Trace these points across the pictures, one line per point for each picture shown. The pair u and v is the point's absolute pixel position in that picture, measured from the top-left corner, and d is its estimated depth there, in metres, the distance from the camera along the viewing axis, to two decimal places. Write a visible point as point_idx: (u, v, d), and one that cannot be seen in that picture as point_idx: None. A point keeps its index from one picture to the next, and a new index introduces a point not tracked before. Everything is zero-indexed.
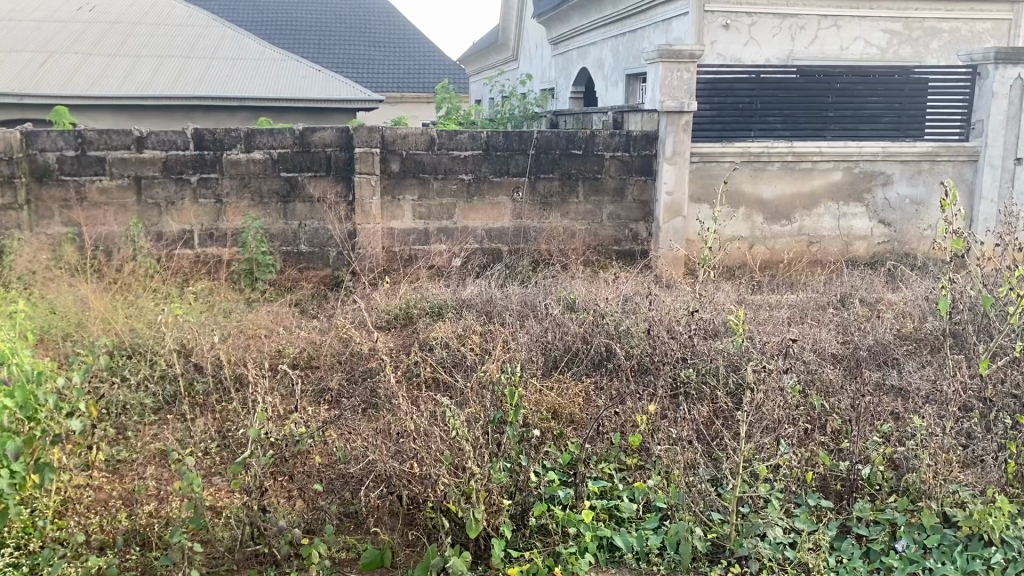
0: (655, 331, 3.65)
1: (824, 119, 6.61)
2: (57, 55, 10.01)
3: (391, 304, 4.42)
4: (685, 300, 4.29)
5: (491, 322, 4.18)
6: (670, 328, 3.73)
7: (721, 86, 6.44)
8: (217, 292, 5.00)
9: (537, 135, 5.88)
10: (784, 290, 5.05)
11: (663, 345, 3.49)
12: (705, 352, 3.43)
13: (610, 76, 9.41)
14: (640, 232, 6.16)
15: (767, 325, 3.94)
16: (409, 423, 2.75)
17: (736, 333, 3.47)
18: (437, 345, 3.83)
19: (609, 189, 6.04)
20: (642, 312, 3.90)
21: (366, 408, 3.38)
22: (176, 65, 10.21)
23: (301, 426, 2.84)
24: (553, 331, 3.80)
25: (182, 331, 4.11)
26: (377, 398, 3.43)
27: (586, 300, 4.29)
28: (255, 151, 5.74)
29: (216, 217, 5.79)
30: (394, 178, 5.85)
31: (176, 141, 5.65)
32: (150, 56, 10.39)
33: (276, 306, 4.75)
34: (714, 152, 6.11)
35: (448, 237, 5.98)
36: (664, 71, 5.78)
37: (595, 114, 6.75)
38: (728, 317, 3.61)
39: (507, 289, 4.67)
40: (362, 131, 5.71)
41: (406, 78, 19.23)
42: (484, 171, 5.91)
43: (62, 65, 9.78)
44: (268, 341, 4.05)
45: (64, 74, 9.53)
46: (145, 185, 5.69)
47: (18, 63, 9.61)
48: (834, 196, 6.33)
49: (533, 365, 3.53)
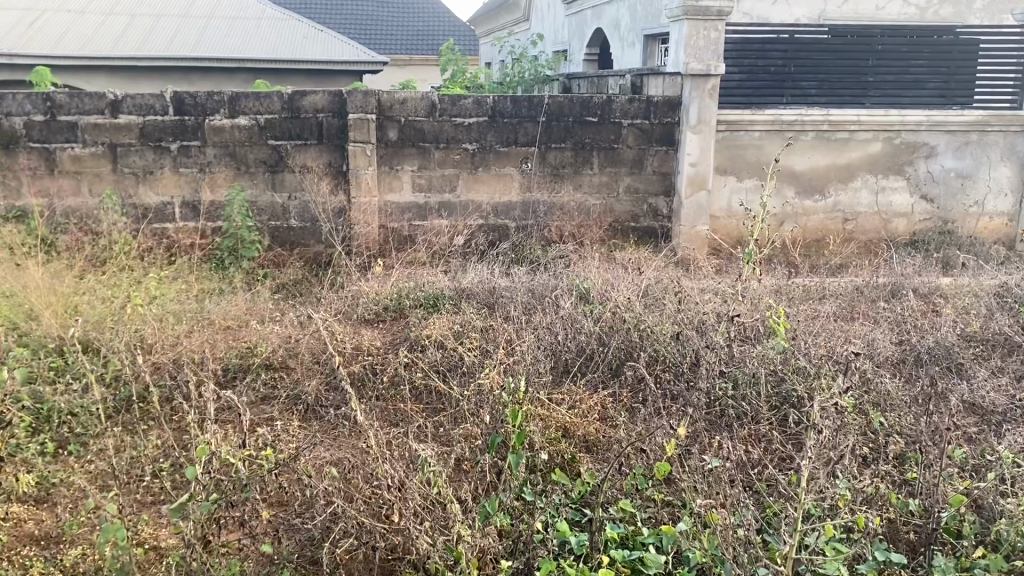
0: (684, 333, 3.14)
1: (864, 84, 5.96)
2: (48, 13, 9.46)
3: (381, 292, 3.91)
4: (716, 296, 3.77)
5: (495, 315, 3.68)
6: (702, 330, 3.21)
7: (751, 47, 5.85)
8: (193, 283, 4.52)
9: (549, 100, 5.31)
10: (826, 278, 4.52)
11: (695, 351, 2.99)
12: (744, 361, 2.94)
13: (627, 37, 8.80)
14: (660, 208, 5.61)
15: (812, 326, 3.42)
16: (385, 465, 2.26)
17: (778, 334, 3.05)
18: (430, 344, 3.32)
19: (626, 160, 5.49)
20: (667, 311, 3.39)
21: (345, 427, 2.90)
22: (174, 24, 9.64)
23: (257, 461, 2.36)
24: (562, 331, 3.29)
25: (147, 323, 3.62)
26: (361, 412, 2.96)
27: (602, 290, 3.80)
28: (240, 117, 5.21)
29: (198, 188, 5.29)
30: (392, 148, 5.31)
31: (154, 105, 5.12)
32: (146, 14, 9.85)
33: (257, 295, 4.26)
34: (743, 120, 5.52)
35: (450, 213, 5.46)
36: (689, 29, 5.18)
37: (612, 78, 6.24)
38: (768, 314, 3.10)
39: (515, 277, 4.16)
40: (356, 96, 5.16)
41: (415, 40, 18.54)
42: (490, 140, 5.36)
43: (53, 24, 9.21)
44: (239, 337, 3.56)
45: (56, 34, 8.97)
46: (121, 154, 5.17)
47: (5, 21, 9.08)
48: (873, 168, 5.75)
49: (538, 370, 3.03)
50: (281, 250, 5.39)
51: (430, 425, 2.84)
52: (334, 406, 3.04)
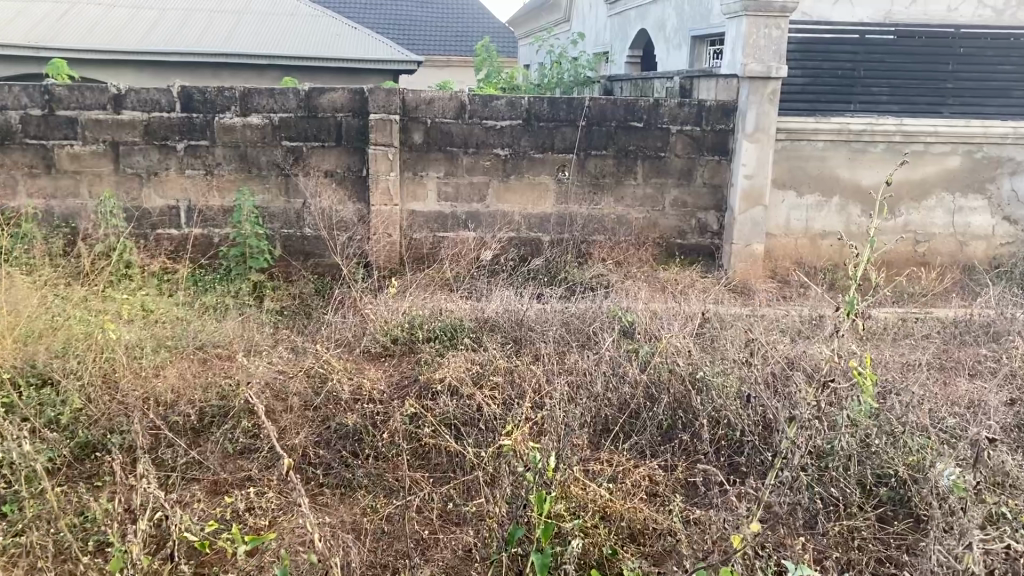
0: (756, 393, 2.57)
1: (943, 92, 5.26)
2: (79, 5, 9.12)
3: (391, 319, 3.37)
4: (785, 340, 3.20)
5: (521, 352, 3.14)
6: (771, 389, 2.65)
7: (817, 49, 5.36)
8: (189, 306, 4.05)
9: (590, 103, 4.76)
10: (909, 311, 3.91)
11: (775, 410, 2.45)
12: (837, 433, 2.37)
13: (673, 38, 8.22)
14: (710, 224, 5.03)
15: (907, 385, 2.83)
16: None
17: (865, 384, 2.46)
18: (442, 392, 2.78)
19: (674, 170, 4.92)
20: (729, 362, 2.83)
21: (346, 497, 2.46)
22: (206, 20, 9.24)
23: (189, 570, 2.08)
24: (601, 384, 2.73)
25: (126, 354, 3.15)
26: (366, 483, 2.50)
27: (648, 327, 3.24)
28: (252, 115, 4.72)
29: (207, 192, 4.81)
30: (416, 152, 4.79)
31: (160, 101, 4.66)
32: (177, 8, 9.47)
33: (256, 322, 3.78)
34: (807, 129, 4.91)
35: (478, 224, 4.92)
36: (748, 27, 4.59)
37: (658, 81, 5.73)
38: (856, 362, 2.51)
39: (548, 306, 3.62)
40: (379, 94, 4.64)
41: (453, 41, 18.06)
42: (524, 145, 4.82)
43: (82, 17, 8.86)
44: (222, 373, 3.06)
45: (83, 27, 8.60)
46: (123, 153, 4.71)
47: (32, 13, 8.75)
48: (950, 186, 5.12)
49: (576, 436, 2.48)
50: (293, 262, 4.91)
51: (438, 505, 2.37)
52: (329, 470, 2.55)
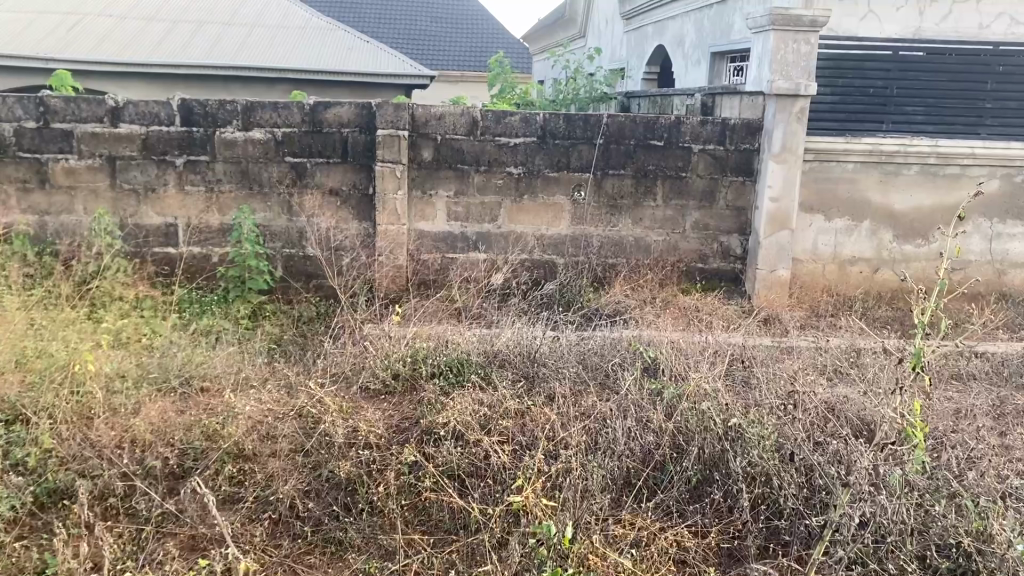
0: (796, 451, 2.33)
1: (980, 111, 4.97)
2: (90, 17, 8.96)
3: (393, 351, 3.11)
4: (824, 382, 2.91)
5: (533, 390, 2.87)
6: (810, 444, 2.38)
7: (848, 64, 5.00)
8: (181, 332, 3.81)
9: (608, 119, 4.50)
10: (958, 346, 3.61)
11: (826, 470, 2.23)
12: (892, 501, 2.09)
13: (692, 54, 7.97)
14: (733, 248, 4.75)
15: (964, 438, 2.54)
16: None
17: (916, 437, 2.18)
18: (445, 438, 2.52)
19: (696, 191, 4.65)
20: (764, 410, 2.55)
21: (338, 563, 2.22)
22: (217, 33, 9.06)
23: None
24: (621, 432, 2.47)
25: (108, 388, 2.89)
26: (363, 545, 2.26)
27: (673, 364, 2.96)
28: (255, 130, 4.48)
29: (206, 209, 4.58)
30: (425, 169, 4.54)
31: (159, 114, 4.43)
32: (189, 21, 9.30)
33: (249, 351, 3.52)
34: (836, 149, 4.63)
35: (489, 246, 4.66)
36: (776, 41, 4.34)
37: (678, 98, 5.49)
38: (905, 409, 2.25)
39: (563, 337, 3.34)
40: (387, 109, 4.40)
41: (467, 56, 17.89)
42: (538, 164, 4.56)
43: (93, 29, 8.69)
44: (206, 411, 2.77)
45: (93, 39, 8.43)
46: (120, 167, 4.48)
47: (43, 25, 8.60)
48: (988, 211, 4.82)
49: (594, 497, 2.24)
50: (294, 284, 4.66)
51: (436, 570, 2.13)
52: (324, 530, 2.32)
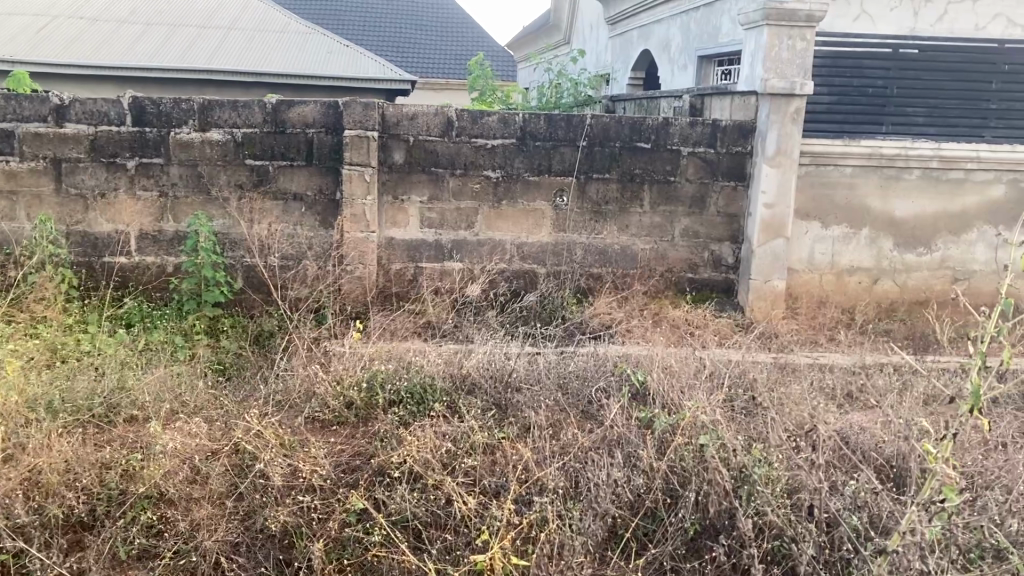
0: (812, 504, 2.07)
1: (985, 112, 4.62)
2: (59, 19, 8.56)
3: (347, 376, 2.75)
4: (835, 413, 2.57)
5: (504, 422, 2.52)
6: (824, 489, 2.11)
7: (845, 62, 4.65)
8: (125, 349, 3.44)
9: (592, 120, 4.17)
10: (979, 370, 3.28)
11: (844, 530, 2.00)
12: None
13: (679, 58, 7.68)
14: (725, 257, 4.42)
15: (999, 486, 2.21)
16: None
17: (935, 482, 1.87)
18: (399, 482, 2.21)
19: (686, 197, 4.32)
20: (768, 453, 2.23)
21: None
22: (191, 35, 8.68)
23: None
24: (600, 478, 2.16)
25: (23, 423, 2.50)
26: None
27: (664, 391, 2.62)
28: (212, 130, 4.11)
29: (158, 216, 4.18)
30: (396, 173, 4.18)
31: (109, 113, 4.04)
32: (162, 23, 8.90)
33: (195, 374, 3.14)
34: (833, 153, 4.31)
35: (466, 254, 4.30)
36: (769, 38, 4.03)
37: (666, 101, 5.18)
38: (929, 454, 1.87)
39: (543, 357, 2.99)
40: (355, 107, 4.04)
41: (450, 63, 17.57)
42: (518, 167, 4.22)
43: (60, 30, 8.29)
44: (128, 448, 2.42)
45: (60, 40, 8.03)
46: (66, 171, 4.09)
47: (9, 26, 8.19)
48: (993, 218, 4.49)
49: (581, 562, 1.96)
50: (252, 295, 4.24)
51: None
52: None
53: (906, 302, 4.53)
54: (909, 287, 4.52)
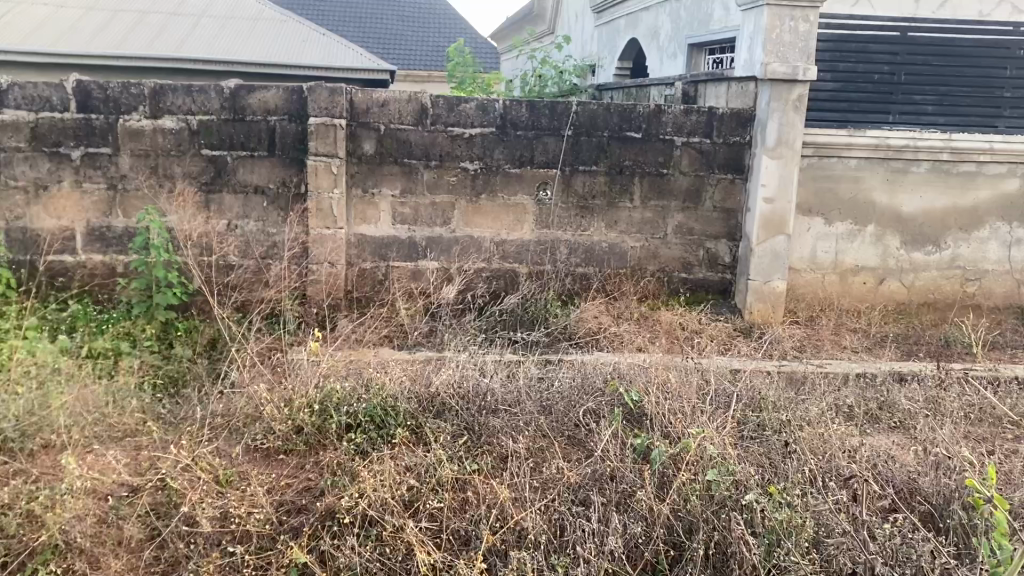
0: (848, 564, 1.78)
1: (998, 102, 4.20)
2: (20, 6, 8.06)
3: (297, 396, 2.37)
4: (859, 439, 2.24)
5: (478, 452, 2.17)
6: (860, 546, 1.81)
7: (851, 46, 4.14)
8: (63, 359, 3.04)
9: (577, 107, 3.82)
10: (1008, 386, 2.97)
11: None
12: None
13: (667, 46, 7.34)
14: (721, 255, 4.07)
15: None
16: None
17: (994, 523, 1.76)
18: (351, 528, 1.86)
19: (681, 191, 3.97)
20: (788, 494, 1.92)
21: None
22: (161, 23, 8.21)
23: None
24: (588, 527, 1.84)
25: None
26: None
27: (662, 411, 2.27)
28: (164, 118, 3.69)
29: (106, 211, 3.76)
30: (366, 164, 3.80)
31: (51, 98, 3.63)
32: (130, 11, 8.42)
33: (132, 390, 2.75)
34: (838, 143, 3.96)
35: (441, 253, 3.93)
36: (770, 19, 3.68)
37: (657, 88, 4.82)
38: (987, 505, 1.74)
39: (523, 371, 2.64)
40: (321, 93, 3.65)
41: (432, 55, 17.18)
42: (498, 159, 3.85)
43: (20, 17, 7.79)
44: (36, 485, 2.03)
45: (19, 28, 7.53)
46: (4, 162, 3.67)
47: None
48: (1006, 214, 4.15)
49: None
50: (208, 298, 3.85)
51: None
52: None
53: (915, 304, 4.19)
54: (919, 288, 4.18)
